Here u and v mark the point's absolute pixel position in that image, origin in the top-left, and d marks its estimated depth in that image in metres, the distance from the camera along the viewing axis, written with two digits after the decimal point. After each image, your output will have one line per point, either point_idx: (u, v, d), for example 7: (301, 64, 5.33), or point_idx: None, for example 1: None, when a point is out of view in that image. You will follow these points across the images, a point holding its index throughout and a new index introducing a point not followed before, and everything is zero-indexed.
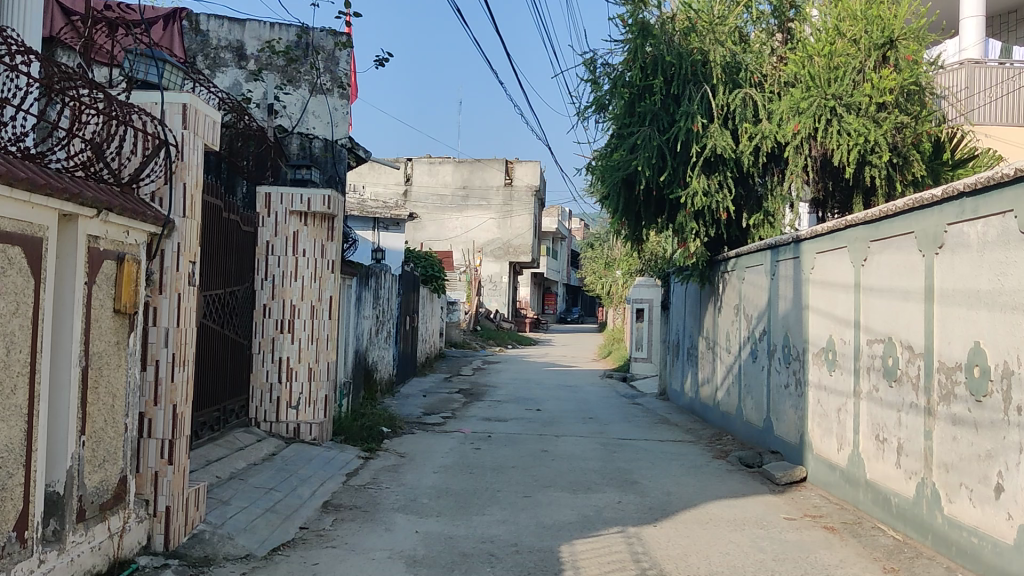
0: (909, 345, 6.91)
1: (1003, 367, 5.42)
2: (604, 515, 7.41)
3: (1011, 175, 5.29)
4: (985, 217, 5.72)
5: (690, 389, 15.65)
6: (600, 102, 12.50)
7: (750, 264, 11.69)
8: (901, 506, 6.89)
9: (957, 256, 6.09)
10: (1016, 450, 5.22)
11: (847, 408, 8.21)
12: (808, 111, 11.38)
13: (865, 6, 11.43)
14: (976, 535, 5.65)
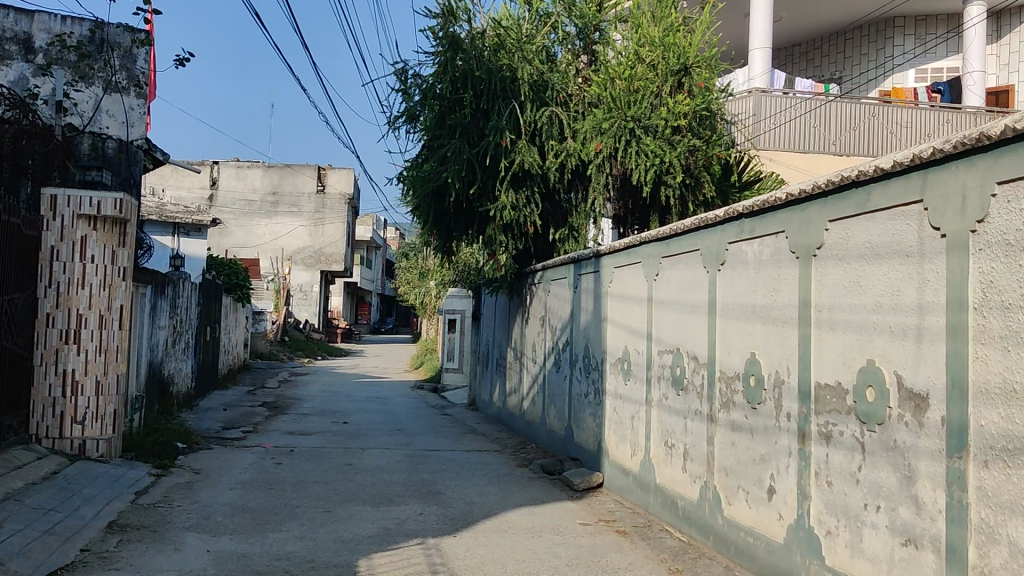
0: (695, 355, 7.31)
1: (774, 377, 5.83)
2: (404, 528, 7.42)
3: (783, 199, 5.69)
4: (761, 237, 6.14)
5: (498, 398, 15.89)
6: (411, 112, 12.49)
7: (555, 277, 12.01)
8: (686, 509, 7.27)
9: (737, 272, 6.50)
10: (785, 453, 5.62)
11: (640, 416, 8.58)
12: (609, 131, 11.90)
13: (663, 34, 12.09)
14: (751, 534, 6.03)
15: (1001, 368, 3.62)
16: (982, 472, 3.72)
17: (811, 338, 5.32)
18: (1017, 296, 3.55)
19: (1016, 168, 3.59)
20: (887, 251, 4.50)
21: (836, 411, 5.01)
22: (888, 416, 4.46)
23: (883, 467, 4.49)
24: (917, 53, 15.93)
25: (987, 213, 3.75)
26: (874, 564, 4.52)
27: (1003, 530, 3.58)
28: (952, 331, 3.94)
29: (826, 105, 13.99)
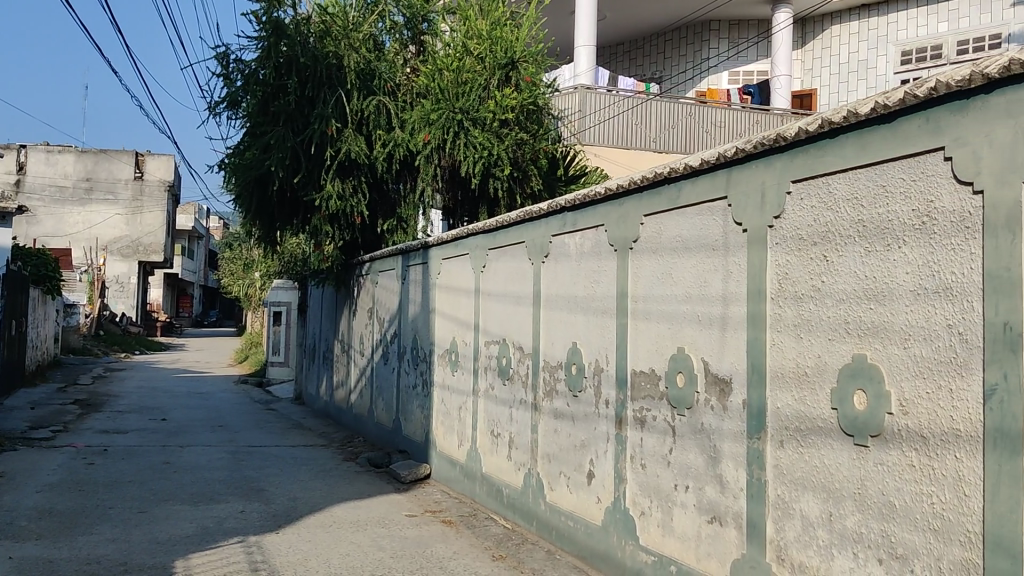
0: (520, 345, 7.46)
1: (594, 365, 6.02)
2: (224, 526, 7.24)
3: (602, 194, 5.87)
4: (582, 230, 6.32)
5: (325, 392, 15.69)
6: (233, 98, 12.11)
7: (383, 268, 11.96)
8: (511, 497, 7.42)
9: (559, 264, 6.67)
10: (604, 439, 5.82)
11: (466, 406, 8.68)
12: (438, 123, 11.94)
13: (490, 27, 12.21)
14: (572, 518, 6.22)
15: (795, 353, 3.88)
16: (778, 451, 3.98)
17: (628, 327, 5.53)
18: (808, 287, 3.81)
19: (809, 168, 3.85)
20: (696, 244, 4.74)
21: (649, 397, 5.23)
22: (697, 400, 4.69)
23: (692, 450, 4.72)
24: (730, 55, 16.69)
25: (783, 209, 4.01)
26: (684, 542, 4.76)
27: (797, 505, 3.85)
28: (752, 320, 4.19)
29: (647, 103, 14.43)
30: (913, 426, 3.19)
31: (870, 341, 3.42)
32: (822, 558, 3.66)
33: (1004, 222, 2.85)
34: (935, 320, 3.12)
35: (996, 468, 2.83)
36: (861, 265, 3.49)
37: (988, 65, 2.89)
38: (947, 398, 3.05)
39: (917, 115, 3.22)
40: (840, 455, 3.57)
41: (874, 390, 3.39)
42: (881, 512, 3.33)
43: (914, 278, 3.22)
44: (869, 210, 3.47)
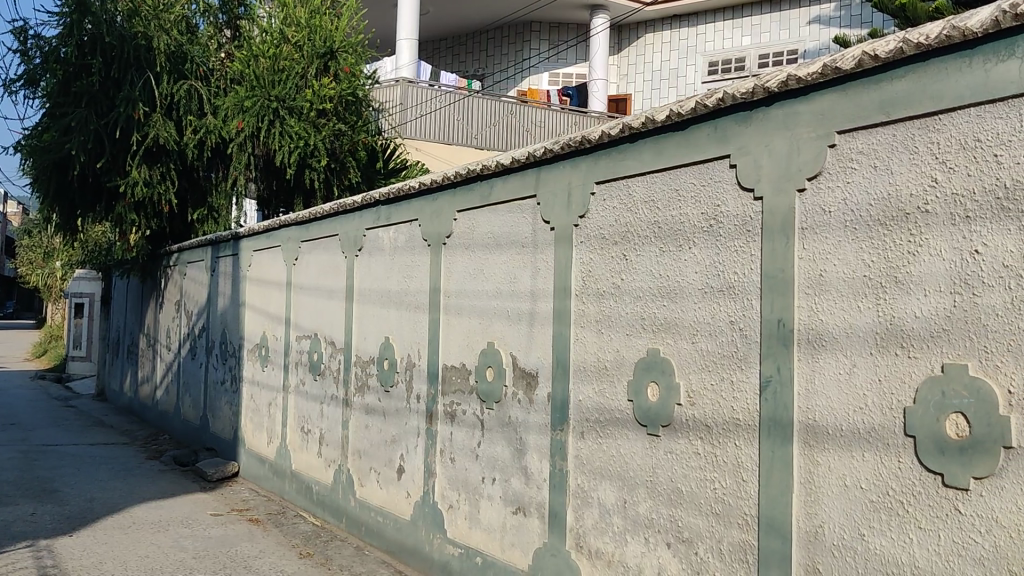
0: (332, 340, 7.38)
1: (406, 360, 6.03)
2: (12, 530, 6.82)
3: (416, 189, 5.88)
4: (396, 224, 6.32)
5: (128, 388, 15.00)
6: (31, 76, 11.35)
7: (191, 260, 11.54)
8: (320, 493, 7.33)
9: (373, 259, 6.65)
10: (414, 434, 5.85)
11: (276, 402, 8.51)
12: (252, 110, 11.66)
13: (309, 15, 12.03)
14: (381, 514, 6.22)
15: (596, 347, 4.00)
16: (579, 442, 4.10)
17: (439, 322, 5.57)
18: (609, 284, 3.94)
19: (610, 171, 3.96)
20: (507, 241, 4.84)
21: (460, 391, 5.30)
22: (504, 394, 4.78)
23: (499, 443, 4.81)
24: (549, 56, 17.03)
25: (587, 210, 4.12)
26: (489, 533, 4.86)
27: (595, 493, 3.96)
28: (557, 316, 4.29)
29: (467, 100, 14.52)
30: (698, 415, 3.34)
31: (663, 336, 3.57)
32: (616, 544, 3.78)
33: (780, 225, 3.02)
34: (720, 317, 3.27)
35: (769, 454, 2.99)
36: (657, 264, 3.64)
37: (769, 79, 3.06)
38: (729, 390, 3.22)
39: (707, 123, 3.37)
40: (635, 444, 3.70)
41: (665, 382, 3.53)
42: (671, 498, 3.45)
43: (702, 277, 3.37)
44: (664, 212, 3.62)
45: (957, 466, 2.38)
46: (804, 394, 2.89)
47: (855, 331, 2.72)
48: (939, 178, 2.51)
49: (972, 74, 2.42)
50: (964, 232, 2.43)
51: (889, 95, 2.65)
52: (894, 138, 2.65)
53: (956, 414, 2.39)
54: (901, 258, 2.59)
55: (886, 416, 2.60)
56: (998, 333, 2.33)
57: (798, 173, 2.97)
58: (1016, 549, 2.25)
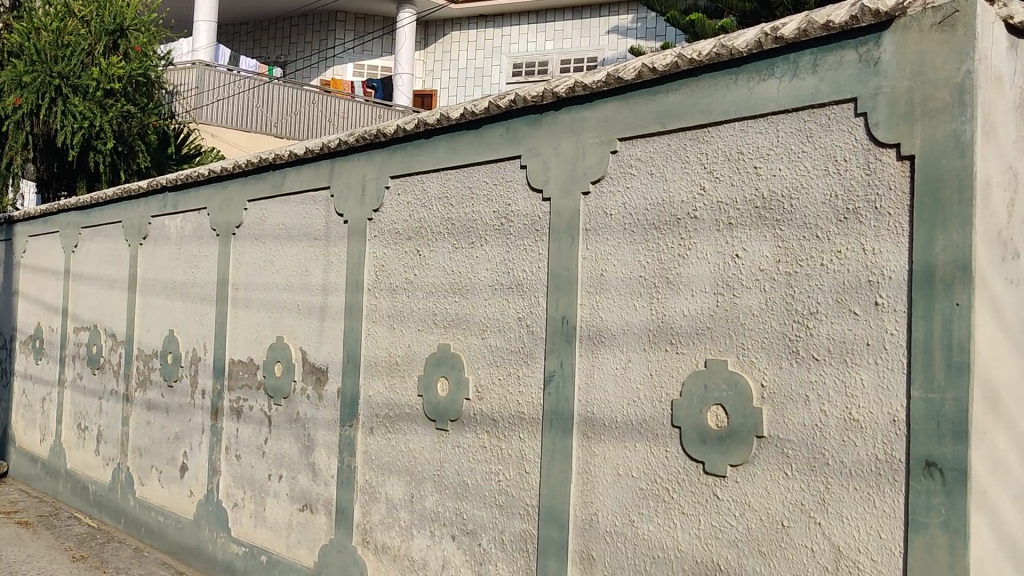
0: (112, 333, 7.02)
1: (191, 354, 5.82)
2: None
3: (205, 176, 5.69)
4: (183, 212, 6.08)
5: None
6: None
7: None
8: (97, 493, 6.96)
9: (158, 248, 6.37)
10: (198, 430, 5.64)
11: (51, 398, 8.00)
12: (31, 86, 10.88)
13: None
14: (162, 514, 5.97)
15: (387, 342, 4.00)
16: (368, 437, 4.08)
17: (227, 316, 5.40)
18: (401, 279, 3.93)
19: (405, 166, 3.97)
20: (299, 233, 4.76)
21: (246, 387, 5.17)
22: (293, 389, 4.70)
23: (286, 439, 4.73)
24: (354, 47, 16.83)
25: (381, 204, 4.10)
26: (275, 531, 4.77)
27: (382, 488, 3.96)
28: (349, 310, 4.24)
29: (268, 87, 14.08)
30: (485, 410, 3.39)
31: (453, 332, 3.59)
32: (402, 538, 3.80)
33: (566, 226, 3.09)
34: (509, 314, 3.33)
35: (550, 447, 3.06)
36: (448, 260, 3.65)
37: (558, 84, 3.12)
38: (515, 383, 3.28)
39: (499, 124, 3.43)
40: (423, 439, 3.72)
41: (455, 377, 3.53)
42: (456, 491, 3.50)
43: (492, 275, 3.42)
44: (457, 208, 3.64)
45: (716, 455, 2.54)
46: (583, 387, 2.98)
47: (631, 328, 2.84)
48: (706, 187, 2.65)
49: (738, 90, 2.57)
50: (728, 237, 2.58)
51: (665, 107, 2.77)
52: (669, 147, 2.77)
53: (717, 407, 2.55)
54: (672, 260, 2.72)
55: (657, 410, 2.73)
56: (754, 333, 2.49)
57: (583, 177, 3.04)
58: (765, 532, 2.42)
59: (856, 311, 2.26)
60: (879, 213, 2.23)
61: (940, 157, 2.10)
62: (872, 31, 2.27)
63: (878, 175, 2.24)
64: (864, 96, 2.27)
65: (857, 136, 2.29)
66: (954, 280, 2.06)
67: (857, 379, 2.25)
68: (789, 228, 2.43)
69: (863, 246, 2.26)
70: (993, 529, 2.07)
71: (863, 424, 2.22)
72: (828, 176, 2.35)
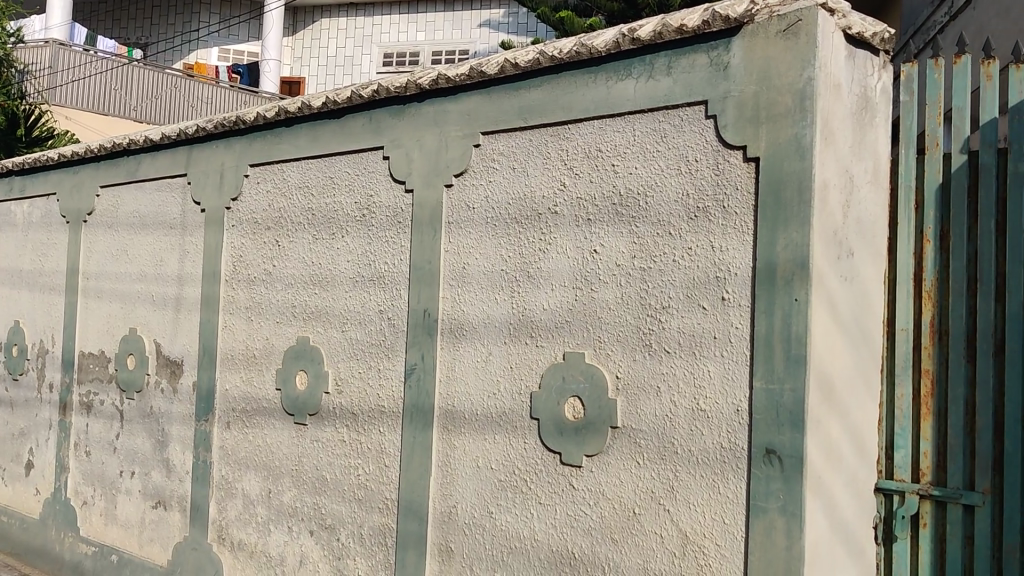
0: None
1: (38, 346, 5.55)
2: None
3: (54, 160, 5.44)
4: (31, 197, 5.79)
5: None
6: None
7: None
8: None
9: (4, 234, 6.05)
10: (45, 426, 5.39)
11: None
12: None
13: None
14: (5, 513, 5.68)
15: (244, 335, 3.91)
16: (224, 432, 3.98)
17: (77, 307, 5.17)
18: (259, 270, 3.85)
19: (264, 154, 3.89)
20: (154, 221, 4.61)
21: (97, 380, 4.98)
22: (146, 383, 4.55)
23: (138, 434, 4.57)
24: (220, 30, 16.34)
25: (239, 192, 4.01)
26: (126, 529, 4.61)
27: (239, 484, 3.87)
28: (206, 302, 4.13)
29: (127, 68, 13.46)
30: (345, 404, 3.37)
31: (313, 325, 3.54)
32: (259, 534, 3.73)
33: (428, 218, 3.09)
34: (370, 306, 3.31)
35: (410, 440, 3.07)
36: (308, 251, 3.60)
37: (421, 76, 3.12)
38: (375, 377, 3.27)
39: (362, 114, 3.40)
40: (281, 433, 3.66)
41: (314, 370, 3.49)
42: (314, 485, 3.46)
43: (353, 267, 3.39)
44: (318, 198, 3.58)
45: (572, 445, 2.59)
46: (445, 380, 2.99)
47: (492, 321, 2.86)
48: (566, 183, 2.70)
49: (596, 89, 2.62)
50: (587, 233, 2.63)
51: (527, 103, 2.81)
52: (530, 143, 2.81)
53: (574, 398, 2.61)
54: (532, 255, 2.76)
55: (515, 401, 2.77)
56: (610, 326, 2.55)
57: (445, 170, 3.05)
58: (617, 520, 2.49)
59: (704, 305, 2.35)
60: (726, 212, 2.32)
61: (783, 159, 2.20)
62: (723, 36, 2.36)
63: (726, 175, 2.33)
64: (715, 99, 2.35)
65: (707, 138, 2.38)
66: (794, 277, 2.16)
67: (704, 370, 2.33)
68: (643, 224, 2.50)
69: (712, 243, 2.34)
70: (827, 513, 2.19)
71: (710, 414, 2.31)
72: (680, 175, 2.43)
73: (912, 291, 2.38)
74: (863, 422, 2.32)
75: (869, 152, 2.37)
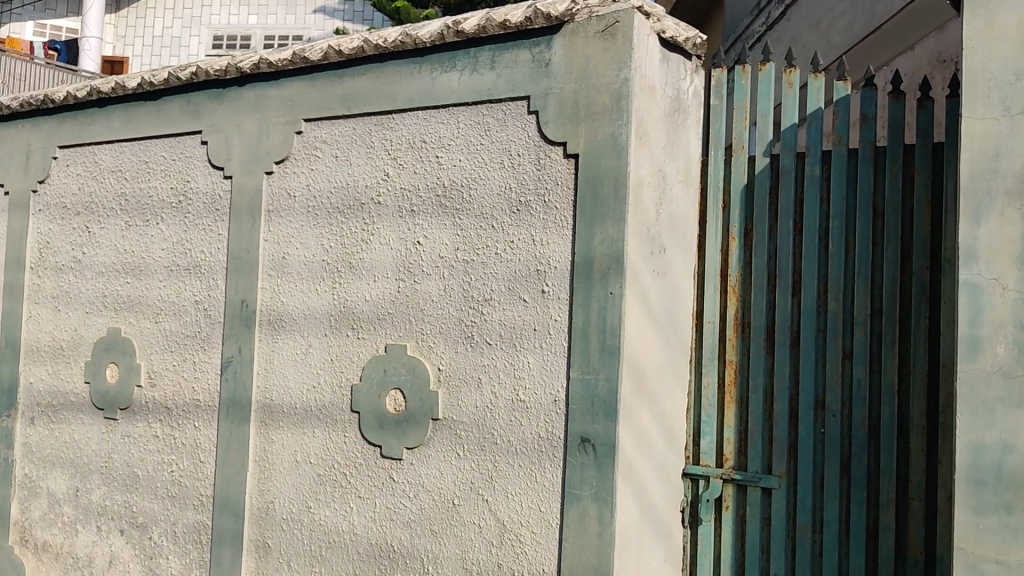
0: None
1: None
2: None
3: None
4: None
5: None
6: None
7: None
8: None
9: None
10: None
11: None
12: None
13: None
14: None
15: (50, 326, 3.70)
16: (28, 429, 3.76)
17: None
18: (67, 258, 3.65)
19: (74, 136, 3.68)
20: None
21: None
22: None
23: None
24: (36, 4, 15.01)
25: (47, 175, 3.79)
26: None
27: (44, 483, 3.65)
28: (8, 290, 3.88)
29: None
30: (158, 398, 3.24)
31: (125, 315, 3.39)
32: (65, 535, 3.53)
33: (247, 206, 3.01)
34: (185, 297, 3.20)
35: (227, 434, 2.98)
36: (120, 239, 3.44)
37: (242, 59, 3.03)
38: (191, 370, 3.16)
39: (181, 96, 3.27)
40: (90, 430, 3.49)
41: (125, 363, 3.34)
42: (125, 482, 3.31)
43: (168, 256, 3.26)
44: (132, 183, 3.43)
45: (392, 438, 2.59)
46: (263, 372, 2.92)
47: (312, 313, 2.82)
48: (390, 173, 2.68)
49: (421, 80, 2.63)
50: (409, 224, 2.63)
51: (351, 91, 2.78)
52: (354, 131, 2.78)
53: (395, 390, 2.60)
54: (354, 246, 2.74)
55: (336, 395, 2.74)
56: (431, 318, 2.56)
57: (266, 157, 2.97)
58: (437, 511, 2.50)
59: (525, 297, 2.38)
60: (546, 206, 2.37)
61: (601, 156, 2.27)
62: (544, 34, 2.40)
63: (547, 171, 2.38)
64: (537, 95, 2.40)
65: (529, 133, 2.42)
66: (609, 272, 2.23)
67: (524, 362, 2.37)
68: (466, 217, 2.51)
69: (532, 236, 2.39)
70: (636, 497, 2.27)
71: (528, 404, 2.35)
72: (502, 169, 2.46)
73: (719, 285, 2.50)
74: (671, 411, 2.42)
75: (681, 152, 2.47)
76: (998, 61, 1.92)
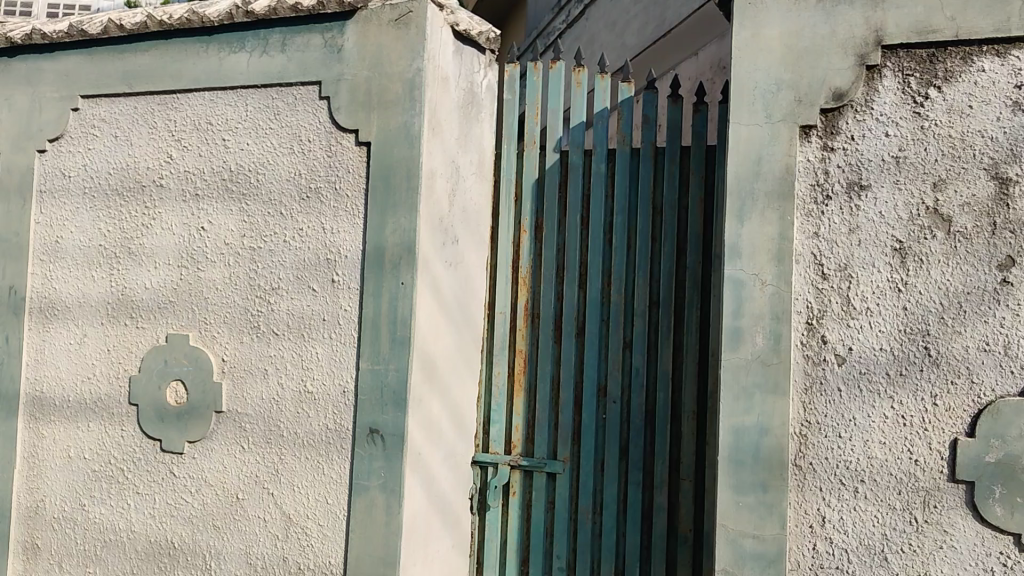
0: None
1: None
2: None
3: None
4: None
5: None
6: None
7: None
8: None
9: None
10: None
11: None
12: None
13: None
14: None
15: None
16: None
17: None
18: None
19: None
20: None
21: None
22: None
23: None
24: None
25: None
26: None
27: None
28: None
29: None
30: None
31: None
32: None
33: (17, 186, 2.78)
34: None
35: None
36: None
37: (11, 29, 2.81)
38: None
39: None
40: None
41: None
42: None
43: None
44: None
45: (173, 431, 2.49)
46: (33, 363, 2.73)
47: (86, 299, 2.67)
48: (173, 155, 2.58)
49: (208, 60, 2.53)
50: (193, 209, 2.54)
51: (133, 67, 2.64)
52: (136, 110, 2.65)
53: (176, 382, 2.51)
54: (134, 230, 2.62)
55: (113, 385, 2.61)
56: (216, 307, 2.48)
57: (38, 133, 2.76)
58: (220, 506, 2.43)
59: (314, 287, 2.35)
60: (337, 194, 2.35)
61: (392, 146, 2.27)
62: (336, 19, 2.38)
63: (339, 158, 2.35)
64: (328, 81, 2.37)
65: (320, 119, 2.39)
66: (400, 261, 2.24)
67: (313, 353, 2.34)
68: (254, 203, 2.45)
69: (322, 225, 2.36)
70: (424, 486, 2.30)
71: (317, 396, 2.33)
72: (291, 154, 2.41)
73: (510, 277, 2.57)
74: (461, 399, 2.46)
75: (475, 144, 2.51)
76: (763, 70, 2.06)
